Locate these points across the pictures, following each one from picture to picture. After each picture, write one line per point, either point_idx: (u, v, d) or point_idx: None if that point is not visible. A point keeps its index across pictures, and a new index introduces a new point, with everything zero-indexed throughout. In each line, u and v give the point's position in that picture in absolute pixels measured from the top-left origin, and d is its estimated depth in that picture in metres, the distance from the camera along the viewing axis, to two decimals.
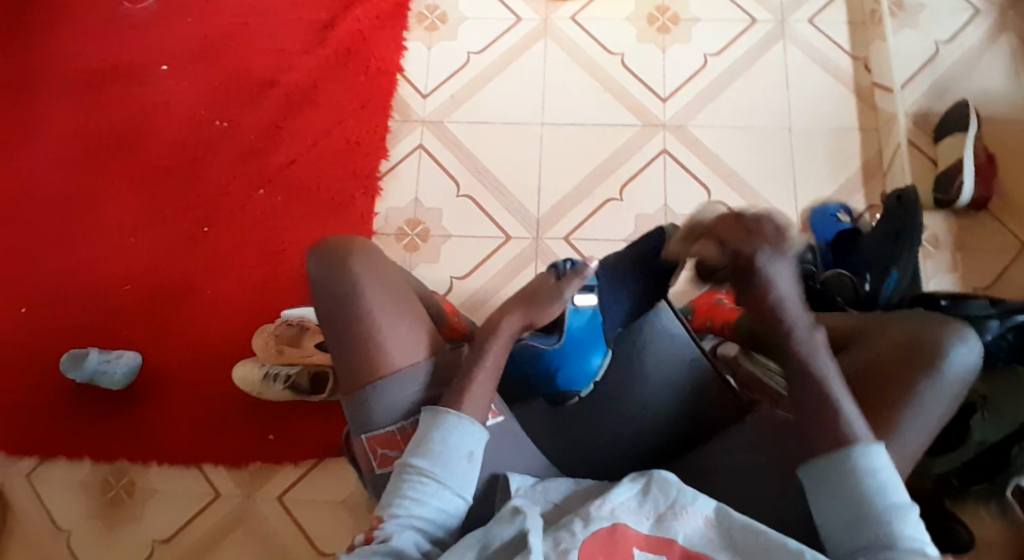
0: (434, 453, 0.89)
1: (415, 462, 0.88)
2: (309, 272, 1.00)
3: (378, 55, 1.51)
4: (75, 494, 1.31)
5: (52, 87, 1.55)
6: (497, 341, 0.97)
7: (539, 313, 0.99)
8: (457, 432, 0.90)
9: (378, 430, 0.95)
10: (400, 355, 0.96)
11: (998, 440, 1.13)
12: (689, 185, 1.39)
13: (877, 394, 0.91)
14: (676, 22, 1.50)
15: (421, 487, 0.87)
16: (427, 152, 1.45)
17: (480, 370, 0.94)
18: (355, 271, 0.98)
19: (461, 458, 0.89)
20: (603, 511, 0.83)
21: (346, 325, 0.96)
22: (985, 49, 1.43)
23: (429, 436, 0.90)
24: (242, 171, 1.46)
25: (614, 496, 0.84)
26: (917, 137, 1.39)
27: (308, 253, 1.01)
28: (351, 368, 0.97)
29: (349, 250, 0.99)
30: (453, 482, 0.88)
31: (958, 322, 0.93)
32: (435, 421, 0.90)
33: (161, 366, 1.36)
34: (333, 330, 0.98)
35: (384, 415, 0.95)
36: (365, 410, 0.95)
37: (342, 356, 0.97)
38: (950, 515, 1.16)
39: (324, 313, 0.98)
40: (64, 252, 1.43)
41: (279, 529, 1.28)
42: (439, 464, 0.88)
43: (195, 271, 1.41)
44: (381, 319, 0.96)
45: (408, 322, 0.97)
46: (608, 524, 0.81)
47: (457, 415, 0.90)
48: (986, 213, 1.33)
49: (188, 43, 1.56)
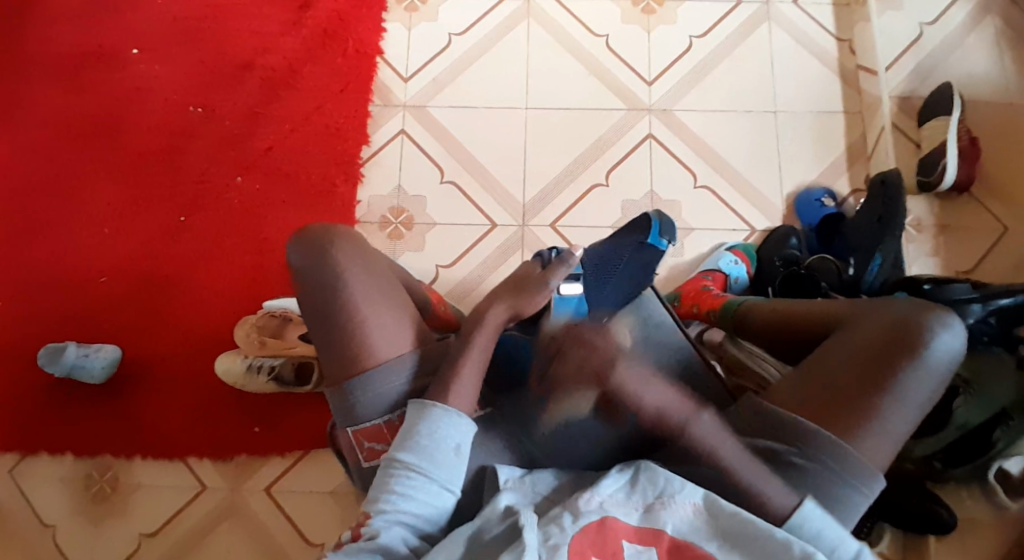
0: (420, 446, 0.88)
1: (403, 457, 0.87)
2: (292, 261, 0.98)
3: (357, 36, 1.48)
4: (58, 490, 1.29)
5: (18, 72, 1.49)
6: (484, 331, 0.95)
7: (526, 301, 0.98)
8: (445, 425, 0.88)
9: (364, 422, 0.94)
10: (385, 346, 0.94)
11: (980, 422, 1.15)
12: (675, 170, 1.38)
13: (857, 378, 0.92)
14: (661, 3, 1.48)
15: (408, 482, 0.86)
16: (410, 137, 1.42)
17: (468, 355, 0.93)
18: (338, 261, 0.96)
19: (448, 452, 0.88)
20: (592, 504, 0.82)
21: (332, 316, 0.95)
22: (968, 31, 1.43)
23: (416, 430, 0.88)
24: (218, 157, 1.42)
25: (602, 489, 0.84)
26: (900, 120, 1.38)
27: (291, 244, 0.99)
28: (336, 359, 0.95)
29: (334, 240, 0.97)
30: (440, 475, 0.87)
31: (942, 308, 0.94)
32: (422, 415, 0.89)
33: (141, 360, 1.34)
34: (316, 321, 0.96)
35: (370, 407, 0.93)
36: (350, 403, 0.93)
37: (325, 347, 0.95)
38: (932, 497, 1.20)
39: (309, 305, 0.96)
40: (36, 243, 1.39)
41: (267, 521, 1.27)
42: (426, 458, 0.87)
43: (174, 262, 1.38)
44: (368, 310, 0.95)
45: (394, 313, 0.96)
46: (597, 517, 0.81)
47: (444, 408, 0.89)
48: (968, 195, 1.34)
49: (160, 25, 1.51)
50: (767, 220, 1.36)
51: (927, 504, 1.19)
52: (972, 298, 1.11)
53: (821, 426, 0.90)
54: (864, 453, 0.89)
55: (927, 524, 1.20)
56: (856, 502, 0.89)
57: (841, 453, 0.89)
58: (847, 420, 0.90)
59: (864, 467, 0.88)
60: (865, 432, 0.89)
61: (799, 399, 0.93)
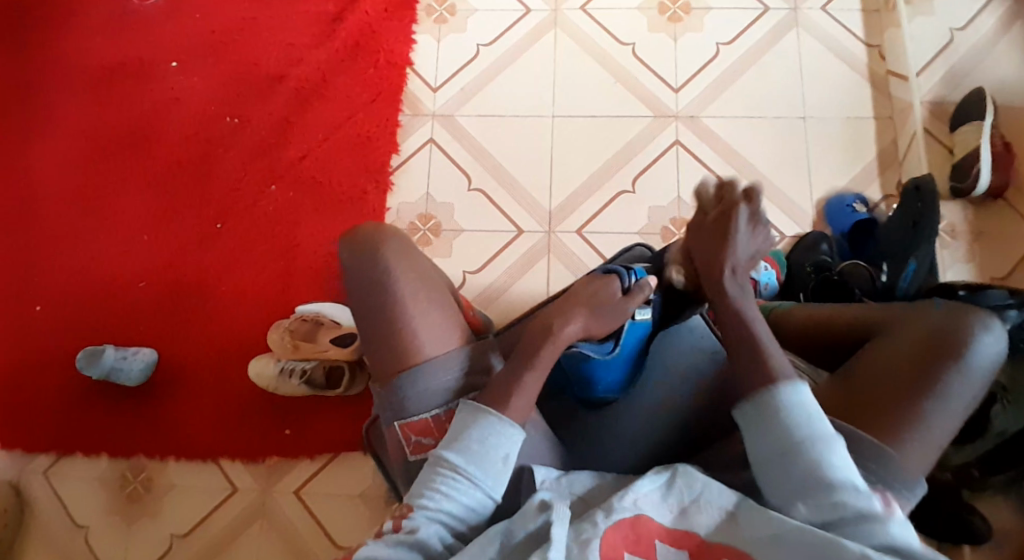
0: (470, 450, 0.88)
1: (450, 457, 0.88)
2: (342, 260, 1.01)
3: (387, 48, 1.51)
4: (94, 490, 1.33)
5: (61, 86, 1.55)
6: (553, 345, 0.94)
7: (598, 323, 0.98)
8: (496, 434, 0.88)
9: (413, 417, 0.95)
10: (433, 343, 0.96)
11: (1018, 429, 1.14)
12: (702, 176, 1.38)
13: (896, 384, 0.91)
14: (687, 12, 1.49)
15: (453, 483, 0.87)
16: (438, 146, 1.44)
17: (530, 366, 0.92)
18: (388, 260, 0.98)
19: (496, 461, 0.88)
20: (626, 502, 0.82)
21: (380, 314, 0.97)
22: (1001, 36, 1.41)
23: (468, 434, 0.89)
24: (253, 166, 1.46)
25: (638, 487, 0.84)
26: (932, 126, 1.37)
27: (340, 243, 1.01)
28: (384, 357, 0.96)
29: (382, 239, 0.99)
30: (485, 483, 0.87)
31: (984, 312, 0.93)
32: (475, 420, 0.89)
33: (176, 363, 1.37)
34: (365, 316, 0.98)
35: (420, 402, 0.95)
36: (398, 397, 0.95)
37: (374, 345, 0.97)
38: (969, 507, 1.18)
39: (359, 304, 0.98)
40: (77, 250, 1.44)
41: (297, 523, 1.29)
42: (474, 463, 0.87)
43: (211, 268, 1.41)
44: (415, 309, 0.96)
45: (440, 312, 0.98)
46: (631, 515, 0.81)
47: (498, 416, 0.89)
48: (1000, 201, 1.31)
49: (197, 40, 1.56)
50: (797, 227, 1.35)
51: (961, 512, 1.17)
52: (1009, 304, 1.10)
53: (867, 431, 0.89)
54: (908, 458, 0.88)
55: (960, 533, 1.17)
56: (899, 510, 0.88)
57: (884, 458, 0.87)
58: (889, 423, 0.89)
59: (908, 471, 0.87)
60: (908, 437, 0.88)
61: (840, 407, 0.93)
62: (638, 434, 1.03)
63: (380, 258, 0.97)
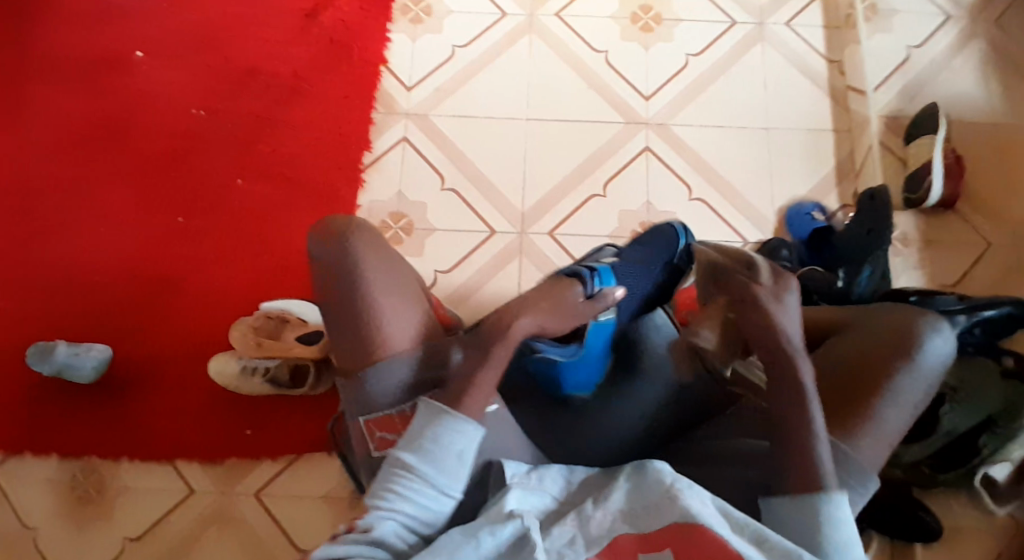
0: (425, 449, 0.85)
1: (403, 457, 0.85)
2: (314, 250, 0.98)
3: (361, 44, 1.50)
4: (42, 492, 1.27)
5: (18, 70, 1.50)
6: (505, 345, 0.89)
7: (552, 318, 0.92)
8: (449, 430, 0.86)
9: (378, 412, 0.92)
10: (399, 336, 0.93)
11: (967, 428, 1.19)
12: (672, 182, 1.41)
13: (851, 382, 0.94)
14: (659, 22, 1.52)
15: (408, 483, 0.84)
16: (411, 145, 1.44)
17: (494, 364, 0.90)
18: (358, 250, 0.95)
19: (451, 457, 0.85)
20: (602, 529, 0.81)
21: (348, 304, 0.93)
22: (954, 55, 1.48)
23: (421, 431, 0.86)
24: (220, 159, 1.43)
25: (610, 503, 0.83)
26: (888, 139, 1.43)
27: (310, 232, 0.99)
28: (352, 349, 0.93)
29: (352, 227, 0.96)
30: (440, 480, 0.85)
31: (935, 315, 0.97)
32: (429, 419, 0.87)
33: (133, 359, 1.32)
34: (332, 308, 0.95)
35: (383, 397, 0.92)
36: (363, 392, 0.93)
37: (341, 336, 0.94)
38: (919, 504, 1.23)
39: (328, 294, 0.95)
40: (29, 240, 1.38)
41: (257, 526, 1.25)
42: (429, 462, 0.85)
43: (171, 262, 1.37)
44: (382, 301, 0.93)
45: (408, 305, 0.95)
46: (608, 542, 0.80)
47: (453, 414, 0.86)
48: (952, 212, 1.38)
49: (163, 29, 1.52)
50: (759, 232, 1.39)
51: (912, 509, 1.22)
52: (958, 310, 1.16)
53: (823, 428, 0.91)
54: (862, 455, 0.90)
55: (912, 530, 1.22)
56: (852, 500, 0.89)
57: (839, 454, 0.89)
58: (844, 421, 0.91)
59: (860, 465, 0.89)
60: (861, 434, 0.90)
61: None
62: (610, 431, 1.01)
63: (349, 248, 0.94)
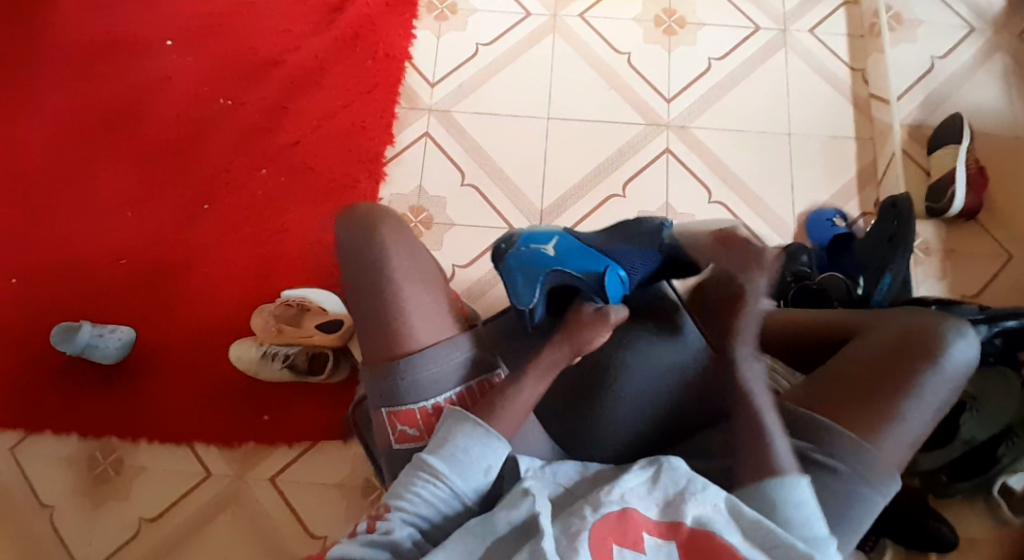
0: (455, 459, 0.84)
1: (432, 462, 0.84)
2: (338, 237, 0.99)
3: (386, 40, 1.52)
4: (62, 470, 1.29)
5: (53, 57, 1.53)
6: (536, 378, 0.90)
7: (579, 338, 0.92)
8: (480, 444, 0.85)
9: (401, 405, 0.92)
10: (423, 329, 0.93)
11: (986, 437, 1.17)
12: (691, 185, 1.42)
13: (872, 385, 0.91)
14: (681, 26, 1.54)
15: (432, 489, 0.83)
16: (434, 140, 1.46)
17: (528, 378, 0.89)
18: (383, 242, 0.96)
19: (479, 472, 0.84)
20: (613, 496, 0.80)
21: (372, 297, 0.94)
22: (978, 65, 1.49)
23: (453, 440, 0.85)
24: (246, 148, 1.46)
25: (624, 481, 0.82)
26: (910, 147, 1.43)
27: (336, 221, 0.99)
28: (377, 341, 0.94)
29: (377, 218, 0.97)
30: (464, 491, 0.83)
31: (959, 319, 0.94)
32: (461, 428, 0.86)
33: (154, 342, 1.35)
34: (357, 301, 0.96)
35: (408, 392, 0.92)
36: (390, 383, 0.92)
37: (366, 329, 0.95)
38: (932, 515, 1.20)
39: (352, 286, 0.96)
40: (59, 222, 1.42)
41: (271, 511, 1.27)
42: (456, 472, 0.84)
43: (195, 248, 1.40)
44: (408, 294, 0.94)
45: (433, 300, 0.96)
46: (618, 508, 0.79)
47: (485, 429, 0.85)
48: (974, 221, 1.38)
49: (194, 20, 1.56)
50: (777, 236, 1.39)
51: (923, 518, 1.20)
52: (978, 319, 1.12)
53: (845, 428, 0.90)
54: (882, 456, 0.89)
55: (926, 541, 1.20)
56: (873, 501, 0.89)
57: (861, 454, 0.88)
58: (864, 422, 0.90)
59: (881, 465, 0.88)
60: (882, 435, 0.89)
61: (814, 403, 0.93)
62: (628, 421, 0.95)
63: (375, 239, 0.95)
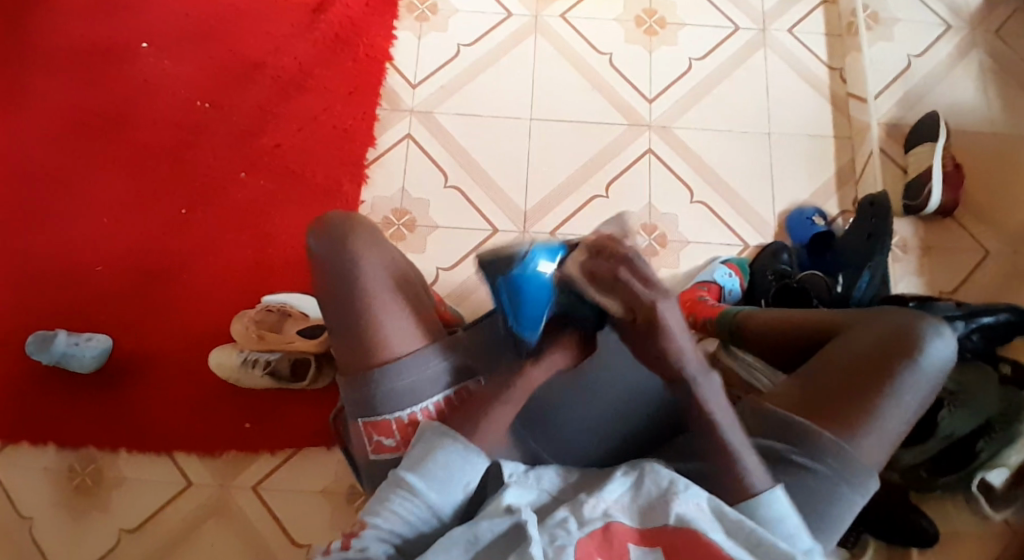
0: (433, 476, 0.83)
1: (409, 478, 0.83)
2: (309, 246, 0.97)
3: (366, 41, 1.51)
4: (39, 482, 1.27)
5: (24, 60, 1.50)
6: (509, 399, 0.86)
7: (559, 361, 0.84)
8: (460, 461, 0.83)
9: (377, 416, 0.91)
10: (398, 338, 0.93)
11: (966, 432, 1.18)
12: (673, 185, 1.42)
13: (854, 387, 0.91)
14: (663, 26, 1.54)
15: (408, 506, 0.82)
16: (415, 142, 1.45)
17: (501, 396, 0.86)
18: (356, 251, 0.95)
19: (457, 489, 0.83)
20: (597, 511, 0.80)
21: (347, 307, 0.93)
22: (955, 64, 1.50)
23: (431, 457, 0.84)
24: (225, 152, 1.44)
25: (608, 493, 0.81)
26: (888, 146, 1.44)
27: (307, 230, 0.98)
28: (353, 351, 0.93)
29: (349, 227, 0.96)
30: (441, 507, 0.82)
31: (937, 318, 0.95)
32: (440, 444, 0.84)
33: (133, 350, 1.32)
34: (332, 311, 0.94)
35: (384, 402, 0.91)
36: (366, 394, 0.91)
37: (342, 339, 0.94)
38: (914, 509, 1.21)
39: (326, 296, 0.95)
40: (32, 229, 1.39)
41: (255, 520, 1.25)
42: (434, 488, 0.82)
43: (173, 254, 1.38)
44: (382, 304, 0.93)
45: (407, 308, 0.95)
46: (601, 525, 0.79)
47: (464, 444, 0.84)
48: (951, 219, 1.39)
49: (170, 22, 1.53)
50: (759, 235, 1.40)
51: (905, 512, 1.21)
52: (956, 316, 1.18)
53: (824, 428, 0.90)
54: (862, 455, 0.89)
55: (907, 536, 1.21)
56: (850, 500, 0.88)
57: (843, 455, 0.88)
58: (844, 423, 0.90)
59: (862, 465, 0.88)
60: (862, 436, 0.89)
61: (795, 404, 0.93)
62: (604, 425, 0.97)
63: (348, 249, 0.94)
